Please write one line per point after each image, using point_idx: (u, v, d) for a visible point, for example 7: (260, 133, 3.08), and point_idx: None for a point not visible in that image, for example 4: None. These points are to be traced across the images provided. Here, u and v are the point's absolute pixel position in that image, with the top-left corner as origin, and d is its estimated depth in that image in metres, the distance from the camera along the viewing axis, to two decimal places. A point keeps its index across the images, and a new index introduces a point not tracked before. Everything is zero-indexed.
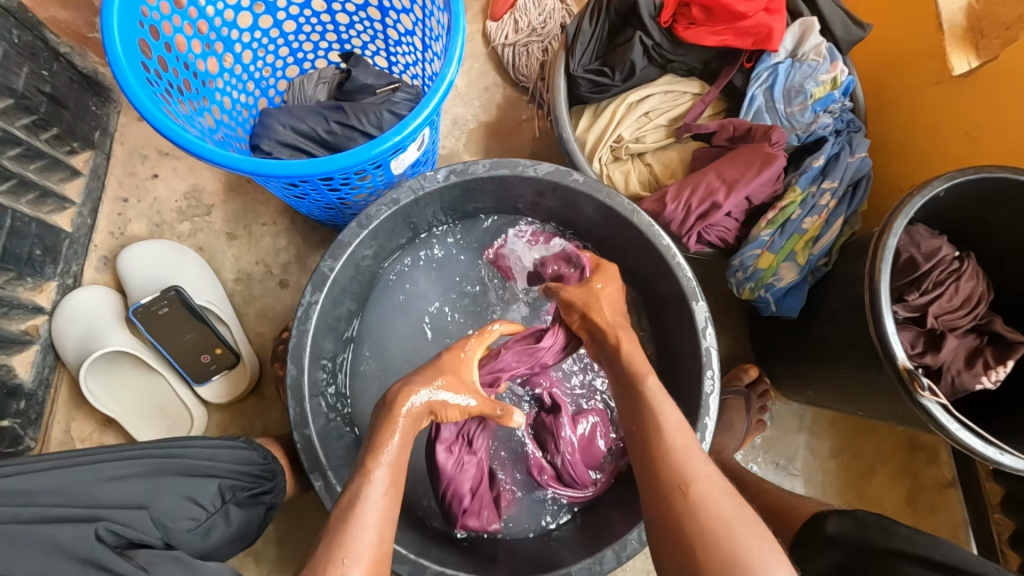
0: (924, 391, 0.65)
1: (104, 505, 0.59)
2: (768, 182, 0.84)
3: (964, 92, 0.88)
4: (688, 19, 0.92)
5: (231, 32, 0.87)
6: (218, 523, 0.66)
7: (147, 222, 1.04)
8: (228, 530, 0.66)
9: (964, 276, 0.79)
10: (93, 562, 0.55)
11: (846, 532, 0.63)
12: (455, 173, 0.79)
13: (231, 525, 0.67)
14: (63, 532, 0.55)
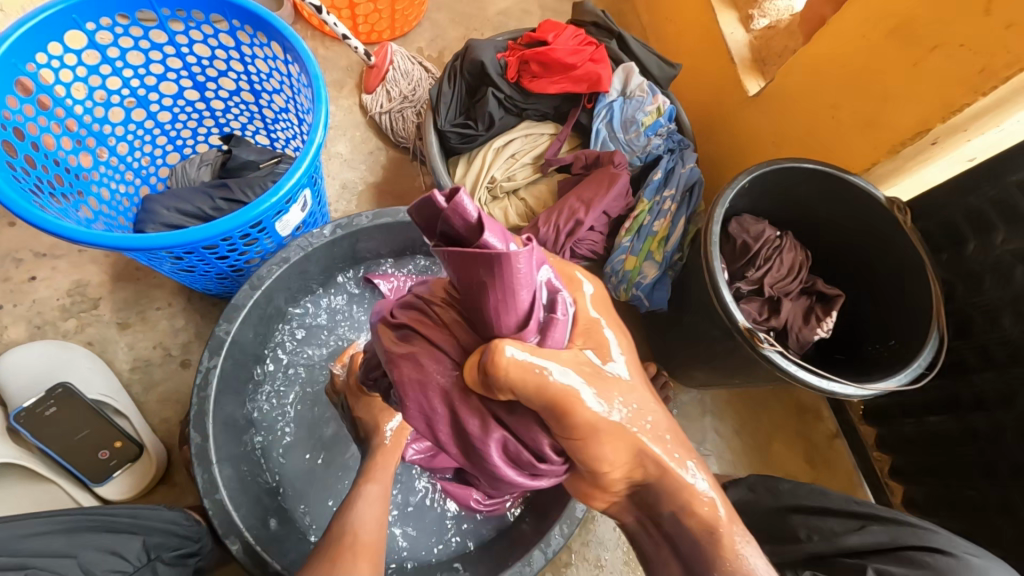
0: (764, 343, 0.78)
1: (27, 557, 0.55)
2: (618, 197, 0.97)
3: (761, 107, 1.07)
4: (530, 74, 1.08)
5: (102, 127, 0.90)
6: None
7: (27, 325, 1.00)
8: None
9: (786, 250, 0.95)
10: None
11: None
12: (341, 227, 0.86)
13: None
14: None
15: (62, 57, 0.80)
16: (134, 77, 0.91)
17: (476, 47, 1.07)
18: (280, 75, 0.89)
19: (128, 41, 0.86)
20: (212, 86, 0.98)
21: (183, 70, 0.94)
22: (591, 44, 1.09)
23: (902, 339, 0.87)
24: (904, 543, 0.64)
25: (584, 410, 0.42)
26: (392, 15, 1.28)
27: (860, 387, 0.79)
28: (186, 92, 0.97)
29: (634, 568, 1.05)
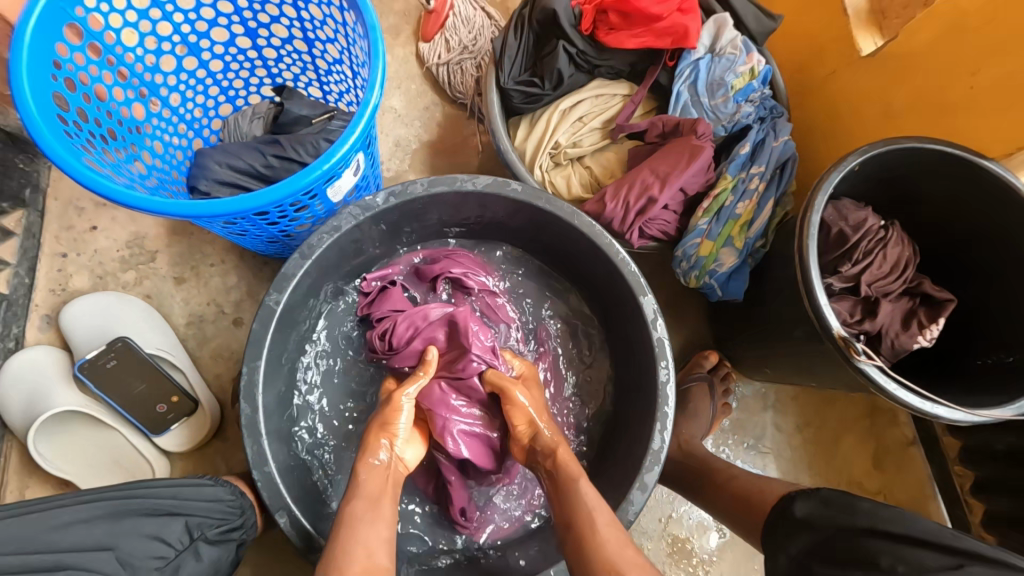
0: (860, 355, 0.68)
1: (66, 550, 0.57)
2: (699, 173, 0.87)
3: (877, 71, 0.92)
4: (608, 25, 0.95)
5: (154, 76, 0.86)
6: (188, 561, 0.64)
7: (89, 275, 1.01)
8: (199, 567, 0.65)
9: (891, 243, 0.83)
10: None
11: (813, 516, 0.68)
12: (394, 195, 0.80)
13: (202, 561, 0.66)
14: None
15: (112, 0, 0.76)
16: (185, 23, 0.86)
17: None
18: (336, 24, 0.82)
19: None
20: (264, 33, 0.92)
21: (234, 15, 0.88)
22: None
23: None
24: None
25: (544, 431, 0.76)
26: None
27: (970, 413, 0.68)
28: (238, 38, 0.92)
29: (677, 561, 1.02)
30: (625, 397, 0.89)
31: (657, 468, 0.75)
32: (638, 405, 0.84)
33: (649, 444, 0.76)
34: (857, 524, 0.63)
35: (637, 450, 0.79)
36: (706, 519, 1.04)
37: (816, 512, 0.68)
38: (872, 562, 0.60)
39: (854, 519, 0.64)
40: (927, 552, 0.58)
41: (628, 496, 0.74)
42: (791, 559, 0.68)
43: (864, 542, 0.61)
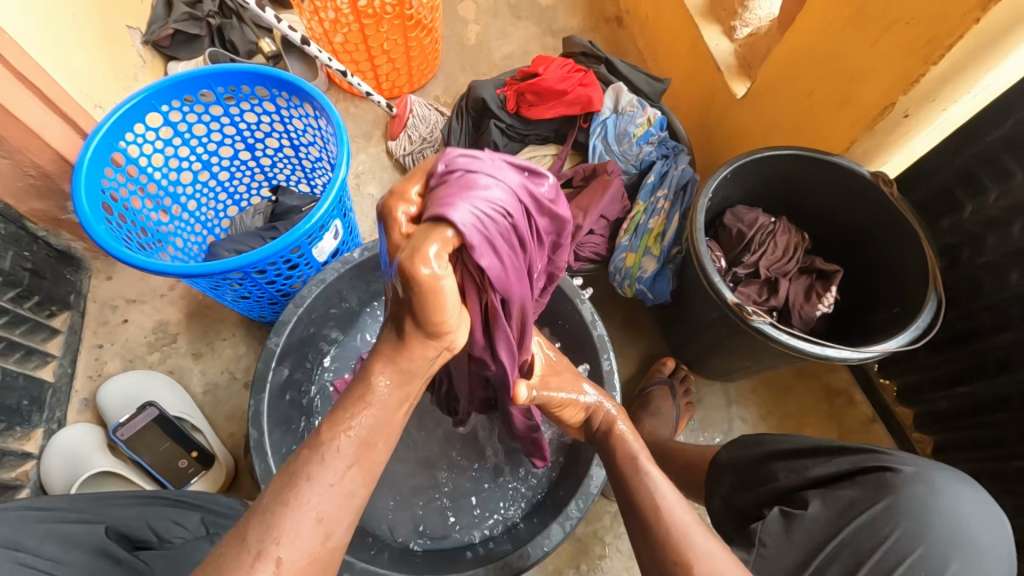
0: (753, 315, 0.83)
1: (107, 516, 0.70)
2: (614, 201, 1.06)
3: (749, 105, 1.15)
4: (527, 103, 1.20)
5: (176, 188, 1.09)
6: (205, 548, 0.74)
7: (122, 359, 1.19)
8: None
9: (779, 233, 1.00)
10: (103, 551, 0.65)
11: (733, 457, 0.76)
12: (368, 249, 0.99)
13: None
14: (76, 528, 0.65)
15: (144, 135, 0.99)
16: (199, 146, 1.09)
17: (477, 87, 1.21)
18: (314, 129, 1.06)
19: (193, 117, 1.05)
20: (260, 147, 1.15)
21: (236, 136, 1.12)
22: (578, 71, 1.21)
23: (906, 305, 0.88)
24: (865, 467, 0.65)
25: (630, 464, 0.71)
26: (409, 70, 1.47)
27: (857, 351, 0.81)
28: (240, 154, 1.15)
29: None
30: None
31: None
32: None
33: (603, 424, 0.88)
34: (762, 451, 0.72)
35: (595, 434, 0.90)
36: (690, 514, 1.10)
37: (732, 453, 0.76)
38: (772, 477, 0.69)
39: (760, 447, 0.73)
40: (810, 456, 0.68)
41: (589, 473, 0.84)
42: (721, 499, 0.75)
43: (769, 465, 0.70)
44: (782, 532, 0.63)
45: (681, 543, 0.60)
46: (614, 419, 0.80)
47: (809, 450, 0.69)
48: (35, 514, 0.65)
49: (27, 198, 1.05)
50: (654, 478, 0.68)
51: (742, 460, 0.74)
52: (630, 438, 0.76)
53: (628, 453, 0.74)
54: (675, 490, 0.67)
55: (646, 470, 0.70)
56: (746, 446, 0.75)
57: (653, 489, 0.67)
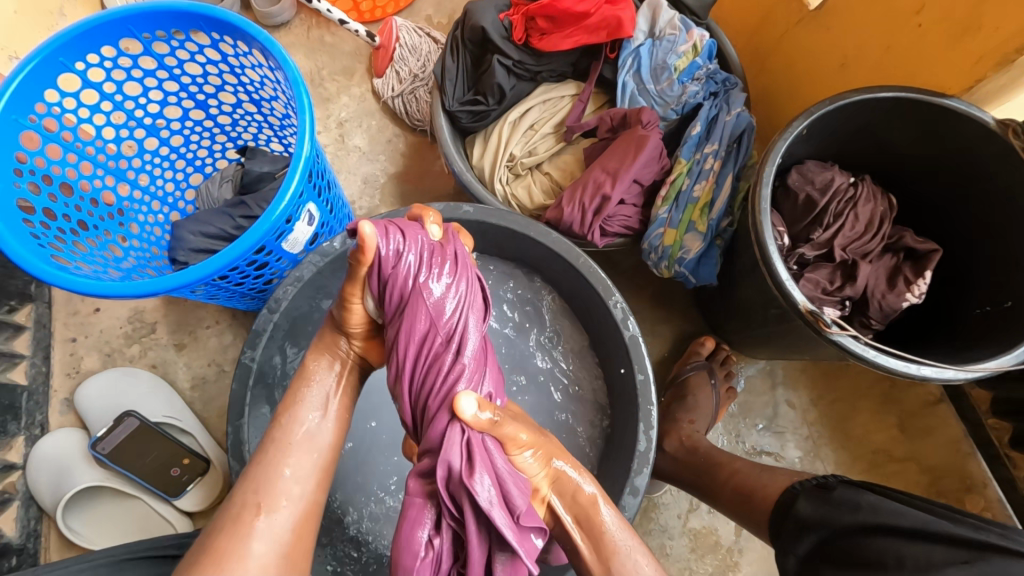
0: (831, 326, 0.65)
1: None
2: (650, 162, 0.85)
3: (825, 22, 0.88)
4: (539, 30, 0.94)
5: (118, 163, 0.90)
6: None
7: (99, 354, 1.08)
8: None
9: (861, 201, 0.79)
10: None
11: (820, 516, 0.61)
12: (351, 237, 0.82)
13: None
14: None
15: (62, 103, 0.80)
16: (137, 108, 0.89)
17: (475, 10, 0.95)
18: (272, 82, 0.84)
19: (121, 74, 0.84)
20: (214, 103, 0.94)
21: (181, 92, 0.91)
22: None
23: (1021, 300, 0.69)
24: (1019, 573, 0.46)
25: (603, 513, 0.57)
26: None
27: (964, 371, 0.64)
28: (191, 113, 0.95)
29: (702, 556, 1.00)
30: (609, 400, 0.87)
31: (647, 470, 0.74)
32: (623, 408, 0.82)
33: (636, 446, 0.75)
34: (858, 520, 0.57)
35: (626, 452, 0.78)
36: None
37: (819, 511, 0.61)
38: (876, 560, 0.53)
39: (856, 514, 0.58)
40: (937, 546, 0.51)
41: (620, 503, 0.73)
42: (798, 563, 0.61)
43: (874, 540, 0.54)
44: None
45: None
46: (597, 498, 0.58)
47: (935, 537, 0.52)
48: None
49: None
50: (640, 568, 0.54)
51: (834, 522, 0.59)
52: (614, 523, 0.57)
53: (609, 544, 0.56)
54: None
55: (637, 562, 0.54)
56: (836, 506, 0.60)
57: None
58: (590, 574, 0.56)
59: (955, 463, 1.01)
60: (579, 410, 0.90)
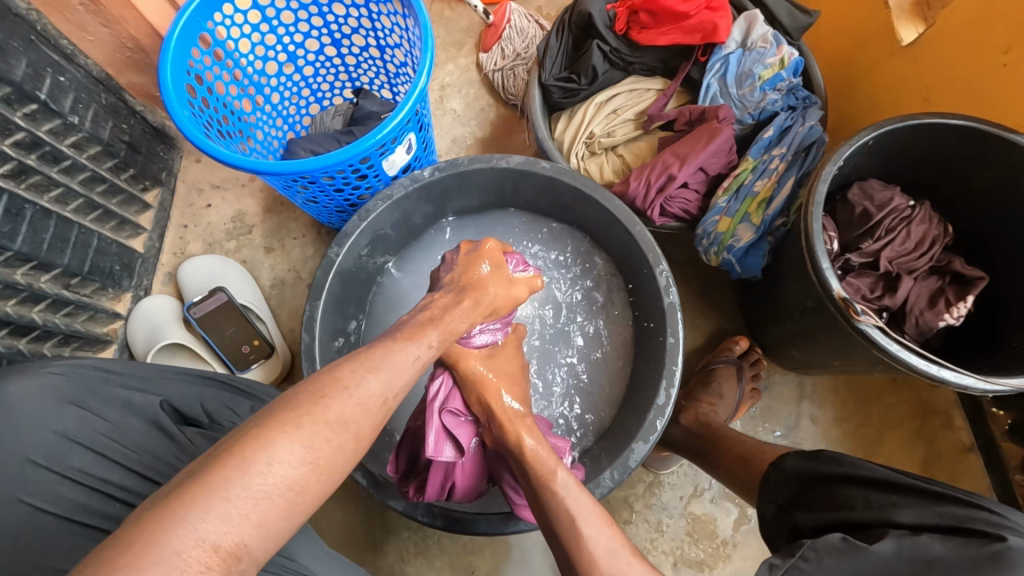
0: (860, 314, 0.70)
1: (165, 392, 0.71)
2: (719, 153, 0.93)
3: (915, 56, 0.93)
4: (640, 25, 1.04)
5: (260, 78, 1.06)
6: None
7: (202, 242, 1.24)
8: None
9: (916, 221, 0.83)
10: (155, 423, 0.67)
11: (805, 469, 0.66)
12: (440, 169, 0.93)
13: None
14: (134, 396, 0.68)
15: (233, 17, 0.96)
16: (286, 36, 1.05)
17: None
18: (401, 30, 0.98)
19: (282, 3, 1.00)
20: (346, 43, 1.09)
21: (323, 28, 1.06)
22: None
23: None
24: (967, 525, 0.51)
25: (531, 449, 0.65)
26: None
27: (983, 381, 0.67)
28: (325, 49, 1.10)
29: (697, 540, 1.03)
30: (638, 364, 0.94)
31: (662, 420, 0.80)
32: (649, 369, 0.89)
33: (655, 398, 0.81)
34: (839, 472, 0.62)
35: (644, 405, 0.84)
36: (729, 501, 1.05)
37: (806, 465, 0.66)
38: (847, 504, 0.59)
39: (837, 467, 0.63)
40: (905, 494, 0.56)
41: (630, 446, 0.80)
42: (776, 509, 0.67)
43: (848, 490, 0.60)
44: (829, 554, 0.52)
45: (573, 539, 0.55)
46: (527, 440, 0.66)
47: (904, 487, 0.57)
48: (102, 378, 0.68)
49: (127, 70, 1.07)
50: (561, 484, 0.60)
51: (815, 474, 0.65)
52: (544, 457, 0.64)
53: (543, 472, 0.62)
54: (585, 492, 0.60)
55: (557, 478, 0.60)
56: (822, 462, 0.65)
57: (570, 511, 0.57)
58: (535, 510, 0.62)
59: None
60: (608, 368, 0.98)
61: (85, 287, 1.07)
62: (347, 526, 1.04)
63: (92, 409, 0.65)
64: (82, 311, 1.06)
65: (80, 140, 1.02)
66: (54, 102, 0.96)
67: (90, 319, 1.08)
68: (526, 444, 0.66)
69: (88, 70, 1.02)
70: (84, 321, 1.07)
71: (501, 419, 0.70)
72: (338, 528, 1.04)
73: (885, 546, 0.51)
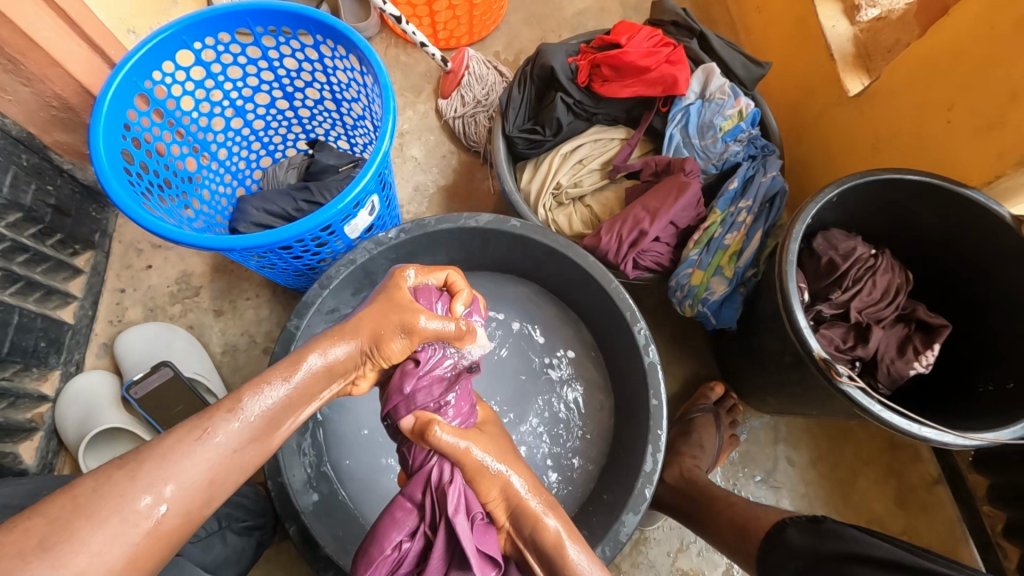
0: (842, 376, 0.71)
1: None
2: (688, 207, 0.93)
3: (863, 109, 0.96)
4: (602, 77, 1.04)
5: (206, 135, 0.99)
6: (217, 543, 0.73)
7: (142, 308, 1.14)
8: (224, 550, 0.74)
9: (880, 270, 0.85)
10: None
11: (809, 545, 0.67)
12: (406, 230, 0.89)
13: (226, 546, 0.74)
14: None
15: (174, 74, 0.89)
16: (233, 90, 0.99)
17: (547, 51, 1.05)
18: (358, 85, 0.94)
19: (228, 58, 0.94)
20: (299, 97, 1.04)
21: (274, 82, 1.01)
22: (666, 45, 1.03)
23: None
24: None
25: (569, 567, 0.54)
26: (470, 20, 1.31)
27: (962, 437, 0.68)
28: (277, 102, 1.05)
29: None
30: (619, 424, 0.91)
31: (651, 488, 0.77)
32: (633, 430, 0.86)
33: (642, 465, 0.78)
34: (842, 549, 0.63)
35: (632, 472, 0.81)
36: (715, 554, 1.03)
37: (808, 541, 0.67)
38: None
39: (841, 544, 0.64)
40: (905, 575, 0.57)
41: (620, 518, 0.76)
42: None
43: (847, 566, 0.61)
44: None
45: None
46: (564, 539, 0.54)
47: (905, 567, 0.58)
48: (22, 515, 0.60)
49: (52, 129, 0.98)
50: (577, 562, 0.53)
51: (819, 550, 0.65)
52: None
53: None
54: (597, 564, 0.55)
55: (570, 552, 0.54)
56: (824, 537, 0.66)
57: None
58: None
59: (946, 545, 1.02)
60: (590, 431, 0.94)
61: (4, 370, 0.95)
62: None
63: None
64: (2, 398, 0.95)
65: None
66: None
67: (10, 406, 0.96)
68: (529, 504, 0.56)
69: (6, 130, 0.92)
70: (3, 409, 0.95)
71: (506, 487, 0.58)
72: None
73: None
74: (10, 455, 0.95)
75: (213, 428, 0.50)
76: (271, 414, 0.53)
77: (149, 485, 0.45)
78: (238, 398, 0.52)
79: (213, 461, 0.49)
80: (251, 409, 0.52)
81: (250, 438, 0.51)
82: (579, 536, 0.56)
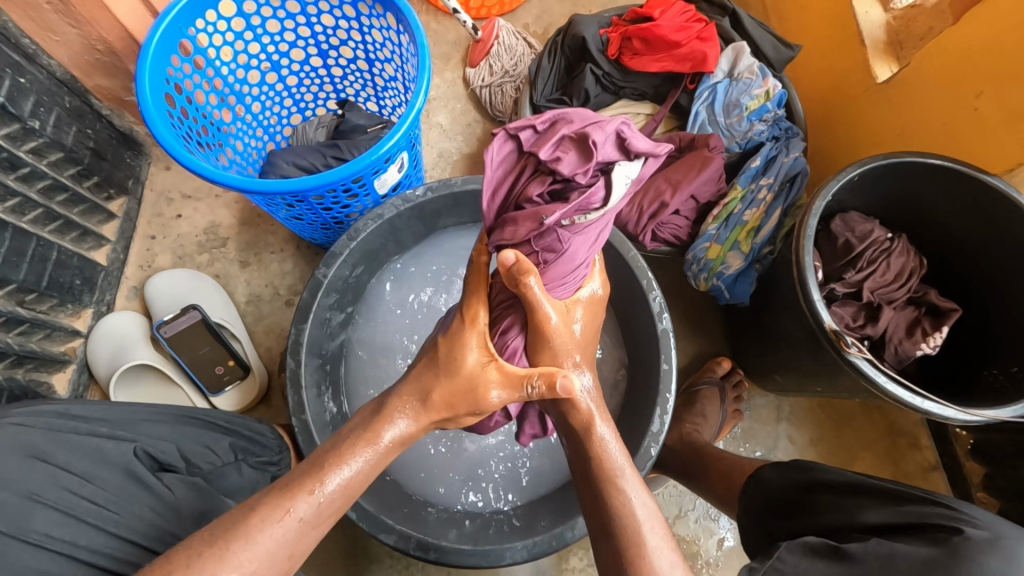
0: (850, 348, 0.73)
1: (144, 436, 0.66)
2: (710, 181, 0.94)
3: (890, 95, 0.97)
4: (632, 50, 1.06)
5: (242, 87, 1.02)
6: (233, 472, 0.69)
7: (171, 255, 1.18)
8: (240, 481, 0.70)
9: (895, 253, 0.86)
10: (132, 473, 0.61)
11: (780, 480, 0.72)
12: (432, 189, 0.91)
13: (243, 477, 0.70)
14: (106, 443, 0.61)
15: (215, 24, 0.92)
16: (270, 44, 1.01)
17: (579, 22, 1.07)
18: (393, 45, 0.95)
19: (268, 11, 0.96)
20: (333, 55, 1.06)
21: (310, 38, 1.03)
22: (699, 21, 1.04)
23: None
24: (927, 522, 0.56)
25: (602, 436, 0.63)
26: None
27: (963, 412, 0.70)
28: (311, 59, 1.07)
29: None
30: (629, 388, 0.95)
31: (656, 447, 0.80)
32: (642, 394, 0.89)
33: (650, 426, 0.81)
34: (813, 480, 0.68)
35: (639, 432, 0.84)
36: (711, 522, 1.06)
37: (781, 475, 0.72)
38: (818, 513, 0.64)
39: (811, 476, 0.69)
40: (870, 498, 0.62)
41: None
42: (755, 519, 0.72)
43: (815, 497, 0.66)
44: (803, 555, 0.57)
45: (621, 498, 0.59)
46: (594, 422, 0.64)
47: (872, 491, 0.62)
48: (63, 425, 0.61)
49: (94, 73, 1.01)
50: (605, 438, 0.63)
51: (790, 482, 0.70)
52: (615, 450, 0.62)
53: (610, 468, 0.61)
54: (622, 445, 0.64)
55: (599, 431, 0.63)
56: (796, 471, 0.71)
57: (638, 513, 0.58)
58: (588, 491, 0.62)
59: None
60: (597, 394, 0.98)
61: (42, 303, 0.99)
62: (327, 558, 1.00)
63: (62, 462, 0.59)
64: (39, 329, 0.99)
65: (40, 146, 0.95)
66: (12, 105, 0.89)
67: (45, 337, 1.01)
68: (580, 398, 0.64)
69: (52, 70, 0.96)
70: (39, 340, 1.00)
71: None
72: (317, 559, 0.99)
73: (853, 544, 0.56)
74: (45, 384, 1.00)
75: (296, 507, 0.54)
76: (344, 493, 0.57)
77: (236, 563, 0.50)
78: (320, 478, 0.56)
79: (289, 534, 0.53)
80: (329, 485, 0.56)
81: (329, 513, 0.56)
82: (608, 418, 0.65)
